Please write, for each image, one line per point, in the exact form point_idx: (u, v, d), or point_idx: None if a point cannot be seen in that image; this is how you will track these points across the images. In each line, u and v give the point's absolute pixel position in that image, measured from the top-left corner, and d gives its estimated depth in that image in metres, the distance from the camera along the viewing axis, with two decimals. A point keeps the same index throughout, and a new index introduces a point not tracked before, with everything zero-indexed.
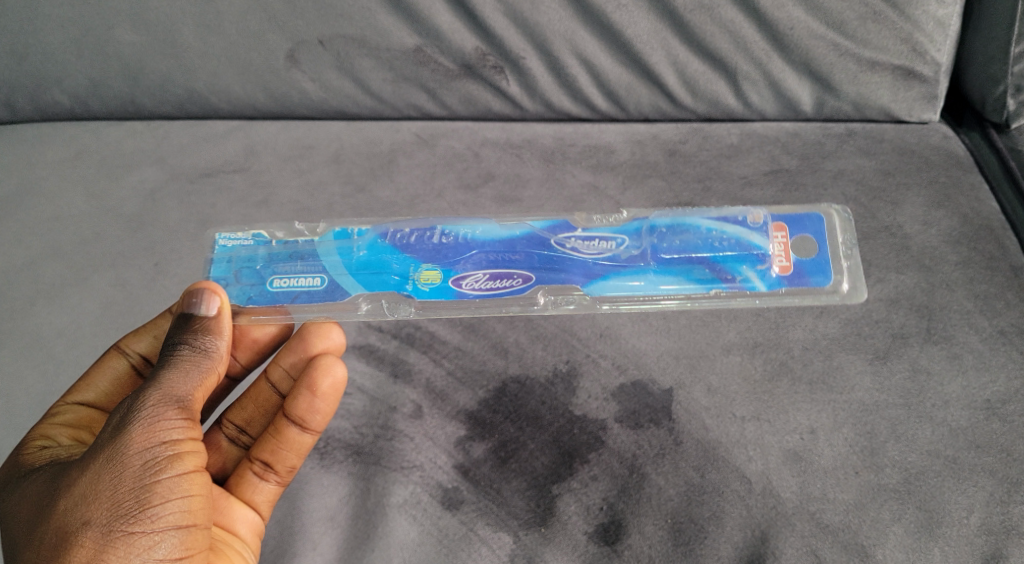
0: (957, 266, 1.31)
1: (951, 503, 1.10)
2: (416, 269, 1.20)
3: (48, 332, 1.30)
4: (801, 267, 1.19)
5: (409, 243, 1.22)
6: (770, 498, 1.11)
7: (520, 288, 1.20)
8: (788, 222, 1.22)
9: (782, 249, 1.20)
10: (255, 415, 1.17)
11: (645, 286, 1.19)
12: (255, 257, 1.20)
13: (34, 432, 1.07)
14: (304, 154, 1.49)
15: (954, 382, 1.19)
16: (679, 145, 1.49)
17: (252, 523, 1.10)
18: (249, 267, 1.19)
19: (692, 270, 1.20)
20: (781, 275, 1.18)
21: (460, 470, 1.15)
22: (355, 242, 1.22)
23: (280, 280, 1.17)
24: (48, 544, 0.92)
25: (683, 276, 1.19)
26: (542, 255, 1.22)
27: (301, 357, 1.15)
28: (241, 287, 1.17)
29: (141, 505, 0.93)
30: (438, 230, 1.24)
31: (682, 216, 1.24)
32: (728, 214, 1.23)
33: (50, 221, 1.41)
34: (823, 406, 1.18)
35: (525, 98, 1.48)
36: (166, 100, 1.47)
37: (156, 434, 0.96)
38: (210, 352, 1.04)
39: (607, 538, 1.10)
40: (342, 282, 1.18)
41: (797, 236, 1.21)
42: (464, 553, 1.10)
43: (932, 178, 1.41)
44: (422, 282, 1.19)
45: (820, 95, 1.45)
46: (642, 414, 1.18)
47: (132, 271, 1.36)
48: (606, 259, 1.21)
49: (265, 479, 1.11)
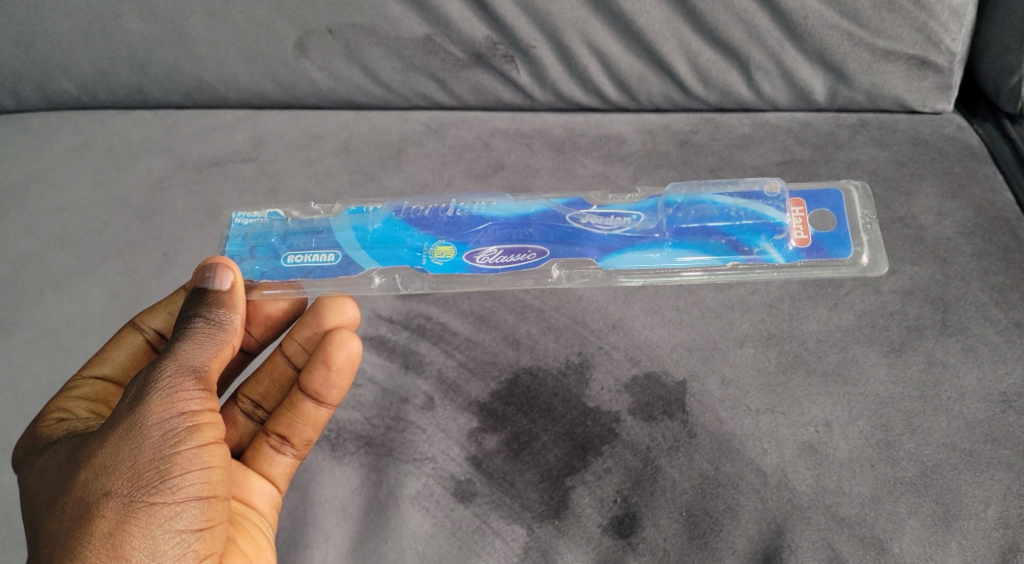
0: (972, 257, 1.30)
1: (968, 497, 1.09)
2: (430, 244, 1.18)
3: (56, 321, 1.28)
4: (819, 240, 1.17)
5: (424, 218, 1.20)
6: (786, 491, 1.10)
7: (533, 262, 1.19)
8: (806, 198, 1.20)
9: (800, 222, 1.18)
10: (270, 389, 1.18)
11: (661, 260, 1.17)
12: (269, 232, 1.19)
13: (51, 405, 1.08)
14: (313, 144, 1.48)
15: (969, 374, 1.18)
16: (691, 135, 1.48)
17: (270, 496, 1.10)
18: (263, 243, 1.18)
19: (707, 243, 1.17)
20: (798, 247, 1.16)
21: (473, 462, 1.14)
22: (369, 218, 1.20)
23: (294, 256, 1.16)
24: (69, 515, 0.91)
25: (698, 249, 1.17)
26: (558, 230, 1.20)
27: (317, 331, 1.16)
28: (255, 262, 1.16)
29: (161, 476, 0.92)
30: (452, 207, 1.21)
31: (697, 191, 1.19)
32: (749, 190, 1.17)
33: (57, 210, 1.40)
34: (839, 399, 1.17)
35: (535, 87, 1.47)
36: (174, 89, 1.46)
37: (175, 405, 0.95)
38: (225, 326, 1.03)
39: (621, 530, 1.09)
40: (356, 257, 1.17)
41: (815, 211, 1.19)
42: (478, 545, 1.08)
43: (945, 169, 1.40)
44: (436, 257, 1.18)
45: (833, 85, 1.45)
46: (656, 406, 1.17)
47: (140, 261, 1.34)
48: (622, 233, 1.19)
49: (282, 453, 1.11)
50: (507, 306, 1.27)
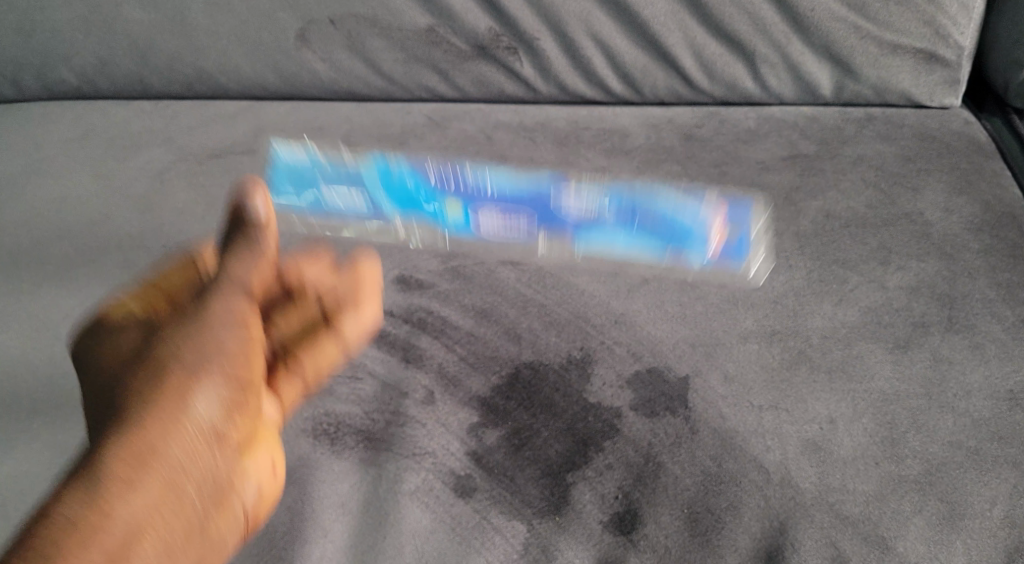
0: (979, 254, 1.28)
1: (975, 495, 1.06)
2: (445, 201, 1.36)
3: (54, 314, 1.25)
4: (730, 247, 1.31)
5: (439, 177, 1.39)
6: (789, 489, 1.07)
7: (525, 238, 1.33)
8: (729, 204, 1.36)
9: (722, 234, 1.33)
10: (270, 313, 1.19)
11: (612, 250, 1.31)
12: (306, 172, 1.39)
13: None
14: (314, 135, 1.46)
15: (976, 371, 1.16)
16: (696, 129, 1.47)
17: (276, 417, 1.13)
18: (301, 178, 1.38)
19: (649, 239, 1.31)
20: (721, 250, 1.31)
21: (472, 457, 1.12)
22: (393, 168, 1.40)
23: (332, 196, 1.36)
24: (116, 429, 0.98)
25: (644, 239, 1.31)
26: (549, 208, 1.35)
27: (326, 266, 1.23)
28: (297, 197, 1.36)
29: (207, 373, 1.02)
30: (466, 171, 1.41)
31: (648, 190, 1.38)
32: (681, 202, 1.36)
33: (58, 201, 1.39)
34: (843, 396, 1.15)
35: (539, 80, 1.47)
36: (173, 80, 1.48)
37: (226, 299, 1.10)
38: (261, 244, 1.15)
39: (621, 527, 1.06)
40: (381, 206, 1.35)
41: (736, 221, 1.34)
42: (477, 542, 1.06)
43: (953, 164, 1.39)
44: (449, 214, 1.34)
45: (839, 79, 1.44)
46: (658, 402, 1.16)
47: (139, 253, 1.31)
48: (587, 214, 1.34)
49: (287, 378, 1.14)
50: (509, 300, 1.27)
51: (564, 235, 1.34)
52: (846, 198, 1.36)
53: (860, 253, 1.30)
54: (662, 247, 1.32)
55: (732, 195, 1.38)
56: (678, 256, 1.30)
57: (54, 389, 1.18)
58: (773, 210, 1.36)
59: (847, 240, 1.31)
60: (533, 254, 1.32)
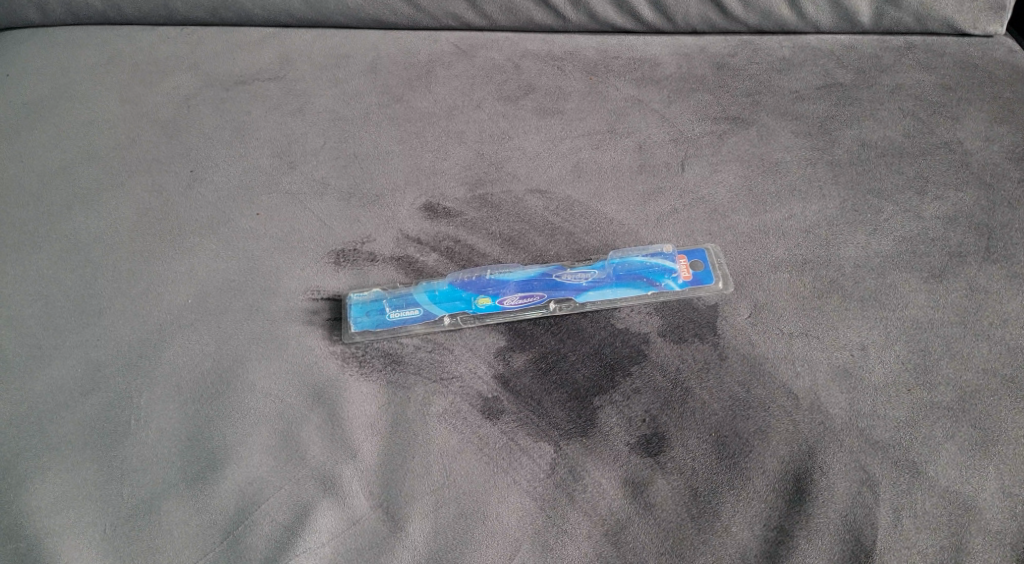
0: (1020, 183, 1.25)
1: (1008, 421, 1.05)
2: (478, 143, 1.35)
3: (85, 235, 1.27)
4: (687, 266, 1.20)
5: (472, 119, 1.38)
6: (818, 414, 1.07)
7: (556, 180, 1.31)
8: (763, 157, 1.31)
9: (683, 264, 1.20)
10: None
11: (601, 283, 1.19)
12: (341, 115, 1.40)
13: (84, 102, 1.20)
14: (340, 64, 1.46)
15: (1013, 300, 1.14)
16: (728, 58, 1.43)
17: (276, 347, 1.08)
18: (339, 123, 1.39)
19: (636, 282, 1.19)
20: (681, 271, 1.19)
21: (500, 380, 1.12)
22: (429, 112, 1.40)
23: (368, 139, 1.37)
24: None
25: (628, 283, 1.19)
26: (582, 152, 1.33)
27: None
28: (334, 140, 1.37)
29: None
30: (497, 106, 1.40)
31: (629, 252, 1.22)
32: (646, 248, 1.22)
33: (85, 124, 1.39)
34: (875, 323, 1.14)
35: (568, 7, 1.44)
36: (200, 5, 1.47)
37: None
38: None
39: (649, 449, 1.05)
40: (415, 151, 1.35)
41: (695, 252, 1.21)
42: (506, 461, 1.05)
43: (995, 94, 1.35)
44: (484, 156, 1.34)
45: (879, 6, 1.39)
46: (687, 329, 1.15)
47: (168, 177, 1.33)
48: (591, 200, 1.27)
49: None
50: (536, 228, 1.26)
51: (593, 164, 1.32)
52: (884, 127, 1.33)
53: (895, 183, 1.27)
54: (692, 177, 1.30)
55: (765, 125, 1.35)
56: (654, 291, 1.18)
57: (85, 309, 1.19)
58: (806, 139, 1.33)
59: (883, 169, 1.28)
60: (561, 183, 1.31)
